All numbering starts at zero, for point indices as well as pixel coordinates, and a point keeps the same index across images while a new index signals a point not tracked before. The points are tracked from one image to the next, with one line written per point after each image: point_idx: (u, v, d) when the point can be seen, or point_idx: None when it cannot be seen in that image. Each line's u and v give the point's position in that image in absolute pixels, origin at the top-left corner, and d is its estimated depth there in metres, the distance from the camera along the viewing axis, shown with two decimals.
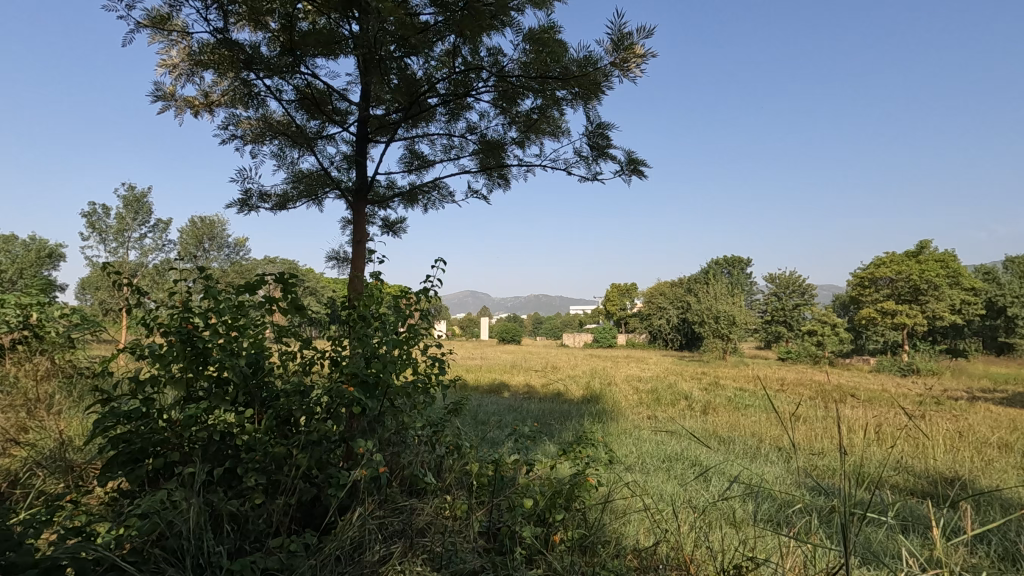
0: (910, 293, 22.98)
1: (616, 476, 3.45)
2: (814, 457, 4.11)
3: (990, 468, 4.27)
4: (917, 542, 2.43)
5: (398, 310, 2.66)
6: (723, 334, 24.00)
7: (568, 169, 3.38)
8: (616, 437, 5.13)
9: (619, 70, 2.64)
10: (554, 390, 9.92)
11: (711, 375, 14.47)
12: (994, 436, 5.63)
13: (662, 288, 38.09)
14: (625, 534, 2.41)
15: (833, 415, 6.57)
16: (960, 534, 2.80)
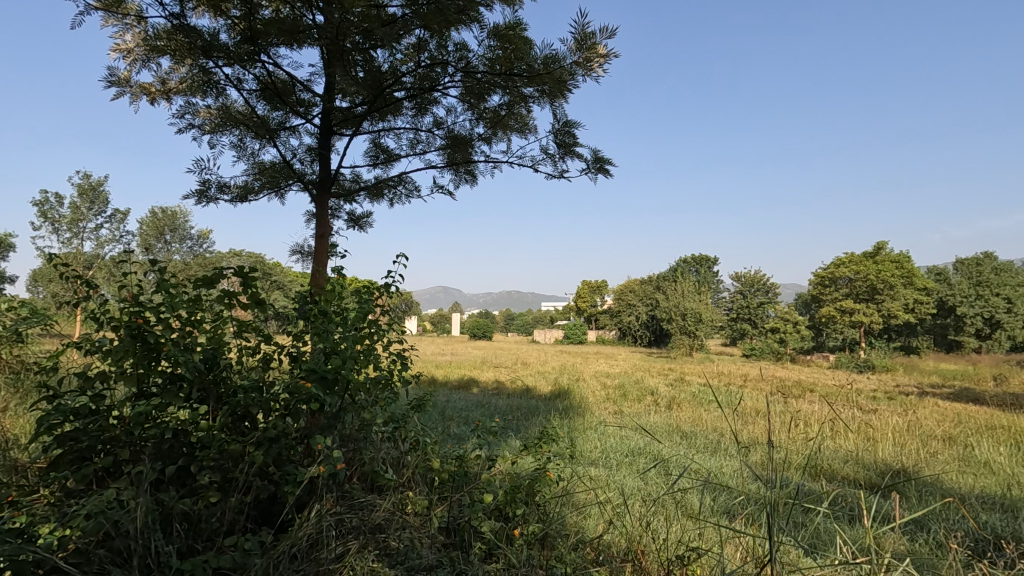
0: (867, 292, 23.84)
1: (579, 470, 3.50)
2: (768, 450, 4.26)
3: (933, 460, 4.48)
4: (858, 529, 2.55)
5: (359, 306, 2.63)
6: (690, 331, 24.50)
7: (534, 166, 3.40)
8: (581, 433, 5.21)
9: (583, 70, 2.67)
10: (523, 386, 9.98)
11: (677, 371, 14.74)
12: (939, 429, 5.90)
13: (632, 285, 38.63)
14: (583, 527, 2.46)
15: (791, 410, 6.79)
16: (887, 523, 2.95)
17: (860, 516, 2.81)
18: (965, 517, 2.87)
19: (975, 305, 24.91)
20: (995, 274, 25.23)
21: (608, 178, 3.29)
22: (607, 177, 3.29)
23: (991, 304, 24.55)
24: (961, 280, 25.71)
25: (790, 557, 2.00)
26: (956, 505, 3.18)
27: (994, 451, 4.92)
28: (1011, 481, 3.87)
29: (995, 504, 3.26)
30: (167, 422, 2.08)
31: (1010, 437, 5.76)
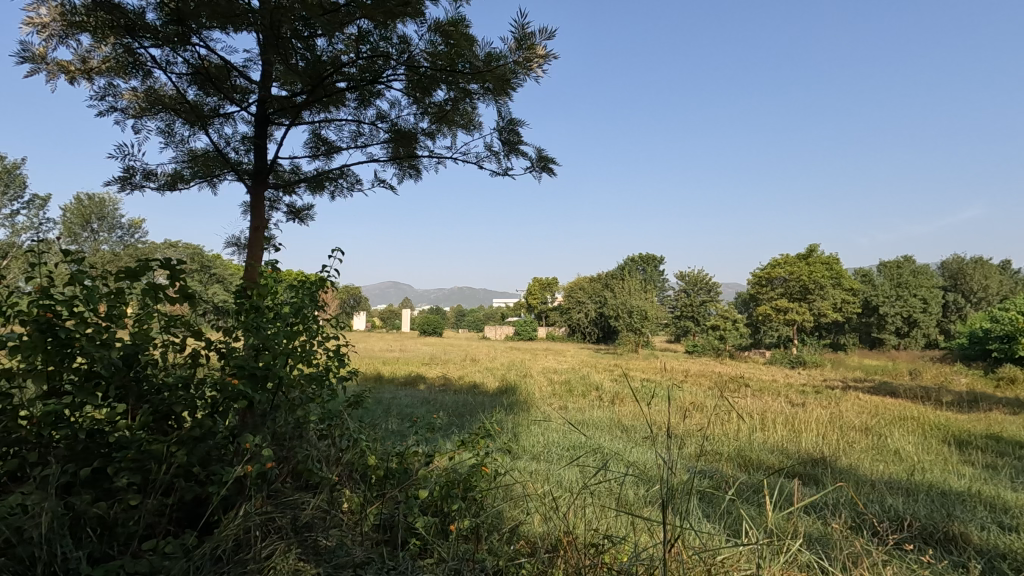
0: (800, 292, 25.17)
1: (519, 465, 3.54)
2: (701, 443, 4.44)
3: (849, 449, 4.80)
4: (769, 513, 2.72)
5: (295, 301, 2.56)
6: (635, 328, 25.14)
7: (478, 163, 3.41)
8: (524, 427, 5.27)
9: (523, 70, 2.71)
10: (470, 382, 9.96)
11: (623, 367, 15.07)
12: (858, 421, 6.33)
13: (581, 282, 39.27)
14: (520, 518, 2.49)
15: (725, 404, 7.10)
16: (790, 504, 3.17)
17: (763, 500, 3.04)
18: (864, 501, 3.10)
19: (895, 305, 26.74)
20: (913, 276, 27.14)
21: (552, 177, 3.35)
22: (550, 176, 3.35)
23: (910, 304, 26.41)
24: (884, 282, 27.55)
25: (703, 541, 2.11)
26: (865, 490, 3.43)
27: (904, 440, 5.31)
28: (916, 467, 4.20)
29: (899, 488, 3.53)
30: (81, 422, 1.96)
31: (918, 427, 6.23)
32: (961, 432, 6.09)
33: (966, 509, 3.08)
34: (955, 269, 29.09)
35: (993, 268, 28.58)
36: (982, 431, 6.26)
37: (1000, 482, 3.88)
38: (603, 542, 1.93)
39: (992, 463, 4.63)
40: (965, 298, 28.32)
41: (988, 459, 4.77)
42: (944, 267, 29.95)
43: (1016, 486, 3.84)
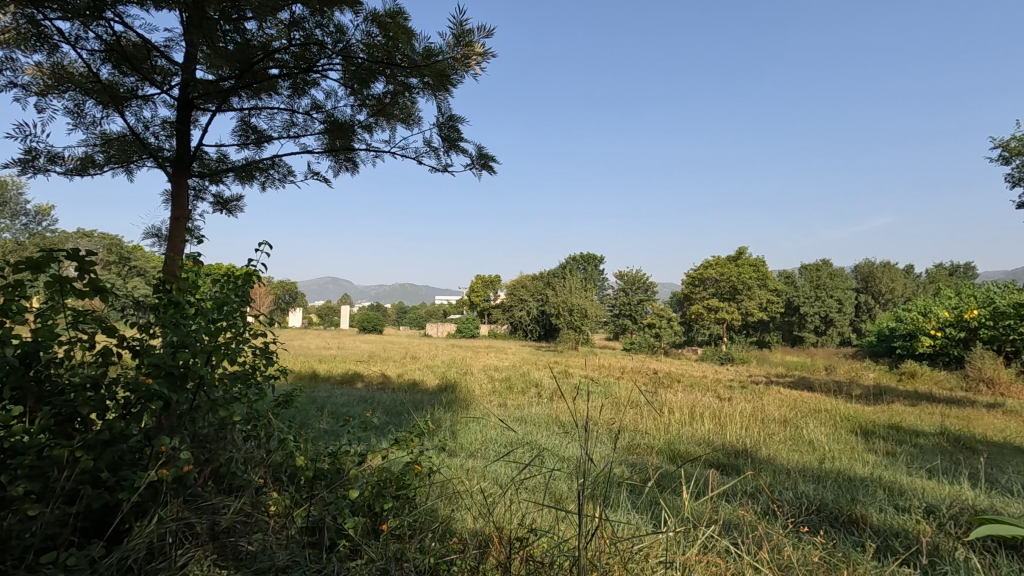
0: (729, 292, 26.49)
1: (455, 463, 3.54)
2: (633, 437, 4.60)
3: (769, 440, 5.11)
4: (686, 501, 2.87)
5: (219, 296, 2.44)
6: (575, 326, 25.63)
7: (417, 158, 3.37)
8: (463, 425, 5.26)
9: (461, 66, 2.70)
10: (409, 380, 9.83)
11: (562, 364, 15.32)
12: (778, 414, 6.74)
13: (524, 280, 39.58)
14: (454, 515, 2.49)
15: (657, 399, 7.37)
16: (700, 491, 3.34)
17: (681, 488, 3.19)
18: (763, 490, 3.28)
19: (814, 305, 28.63)
20: (830, 278, 29.14)
21: (492, 175, 3.36)
22: (490, 174, 3.36)
23: (827, 304, 28.34)
24: (804, 284, 29.43)
25: (628, 530, 2.20)
26: (781, 478, 3.66)
27: (817, 431, 5.70)
28: (826, 456, 4.53)
29: (811, 476, 3.79)
30: None
31: (830, 418, 6.71)
32: (867, 423, 6.60)
33: (868, 493, 3.35)
34: (867, 272, 31.49)
35: (898, 272, 31.11)
36: (885, 422, 6.82)
37: (898, 468, 4.24)
38: (528, 533, 1.96)
39: (893, 451, 5.05)
40: (874, 299, 30.70)
41: (889, 447, 5.21)
42: (857, 270, 32.34)
43: (912, 471, 4.21)
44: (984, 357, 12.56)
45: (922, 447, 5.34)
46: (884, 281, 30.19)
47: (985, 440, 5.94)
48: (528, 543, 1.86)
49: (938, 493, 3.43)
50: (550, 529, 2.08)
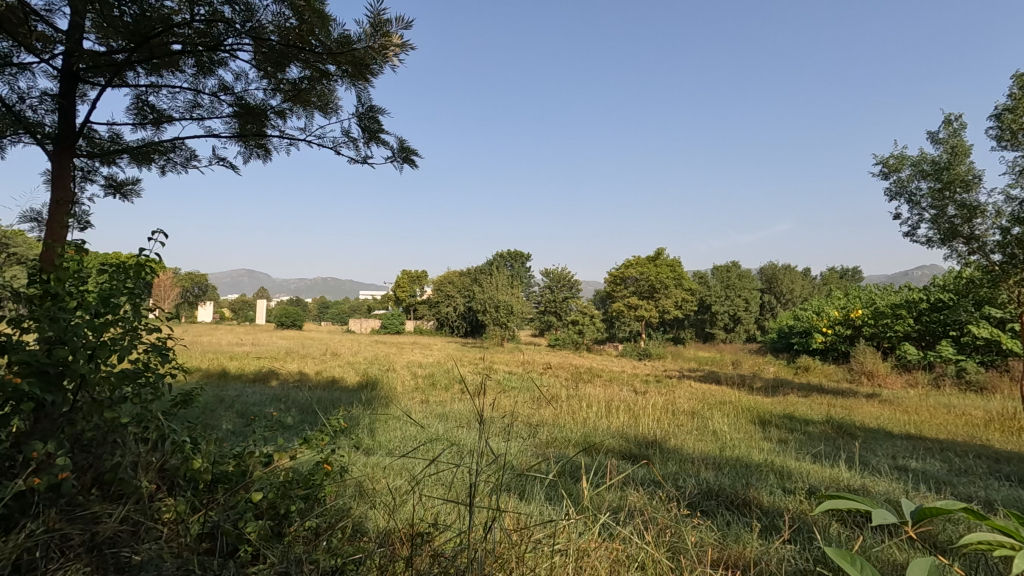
0: (648, 291, 27.72)
1: (371, 462, 3.47)
2: (552, 432, 4.70)
3: (677, 431, 5.41)
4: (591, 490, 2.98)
5: (107, 287, 2.23)
6: (501, 322, 25.78)
7: (335, 148, 3.26)
8: (382, 422, 5.16)
9: (379, 57, 2.64)
10: (328, 377, 9.50)
11: (487, 360, 15.39)
12: (687, 406, 7.14)
13: (451, 276, 39.32)
14: (367, 515, 2.43)
15: (577, 394, 7.60)
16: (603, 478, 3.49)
17: (586, 477, 3.32)
18: (660, 477, 3.47)
19: (724, 304, 30.54)
20: (738, 279, 31.18)
21: (414, 169, 3.32)
22: (412, 168, 3.31)
23: (735, 303, 30.32)
24: (715, 284, 31.31)
25: (534, 520, 2.24)
26: (686, 466, 3.89)
27: (721, 421, 6.10)
28: (727, 445, 4.86)
29: (713, 463, 4.05)
30: None
31: (733, 410, 7.20)
32: (765, 413, 7.15)
33: (760, 478, 3.63)
34: (770, 273, 33.96)
35: (797, 274, 33.83)
36: (780, 411, 7.42)
37: (789, 454, 4.63)
38: (434, 528, 1.96)
39: (785, 439, 5.51)
40: (776, 299, 33.20)
41: (782, 435, 5.67)
42: (761, 271, 34.79)
43: (800, 456, 4.61)
44: (865, 351, 13.95)
45: (810, 434, 5.86)
46: (785, 283, 32.71)
47: (863, 427, 6.61)
48: (435, 538, 1.86)
49: (820, 475, 3.78)
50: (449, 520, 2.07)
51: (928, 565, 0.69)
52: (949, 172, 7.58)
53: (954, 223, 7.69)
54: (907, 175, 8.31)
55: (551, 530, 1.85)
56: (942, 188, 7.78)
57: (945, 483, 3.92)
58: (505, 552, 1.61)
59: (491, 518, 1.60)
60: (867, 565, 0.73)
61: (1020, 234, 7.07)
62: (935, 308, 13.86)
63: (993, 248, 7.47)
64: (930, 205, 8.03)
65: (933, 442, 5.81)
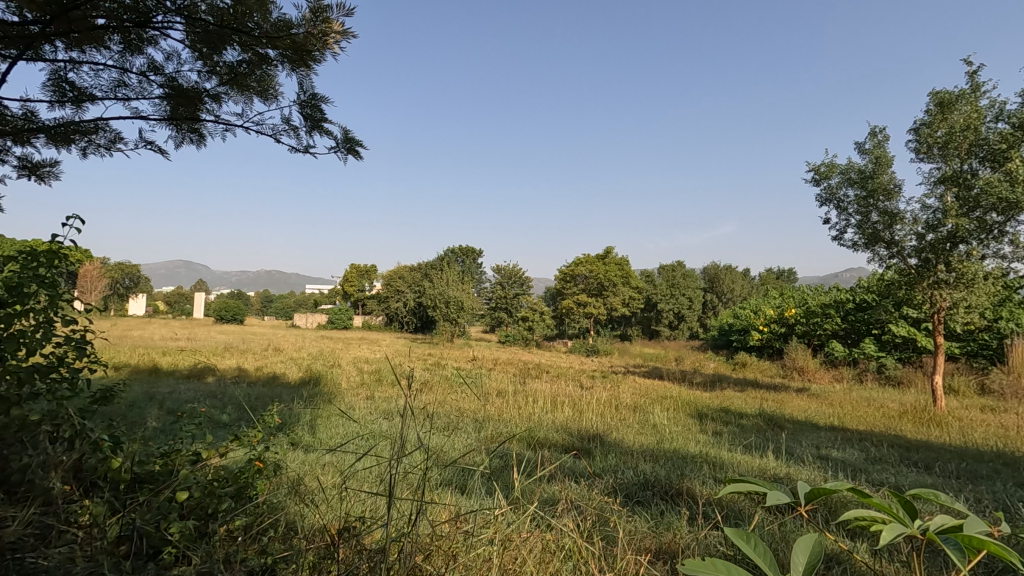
0: (596, 289, 28.27)
1: (310, 459, 3.39)
2: (497, 426, 4.74)
3: (619, 425, 5.56)
4: (528, 483, 3.02)
5: (15, 276, 2.07)
6: (451, 318, 25.63)
7: (275, 136, 3.14)
8: (324, 418, 5.06)
9: (319, 43, 2.57)
10: (268, 373, 9.18)
11: (436, 356, 15.31)
12: (630, 401, 7.35)
13: (401, 270, 38.76)
14: (302, 513, 2.37)
15: (524, 389, 7.67)
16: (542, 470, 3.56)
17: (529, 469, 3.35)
18: (600, 470, 3.55)
19: (669, 302, 31.49)
20: (683, 279, 32.19)
21: (358, 160, 3.25)
22: (357, 159, 3.25)
23: (680, 301, 31.31)
24: (662, 283, 32.25)
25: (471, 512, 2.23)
26: (624, 459, 4.02)
27: (661, 415, 6.31)
28: (665, 437, 5.04)
29: (651, 455, 4.20)
30: None
31: (673, 404, 7.47)
32: (703, 407, 7.45)
33: (694, 468, 3.80)
34: (713, 273, 35.30)
35: (738, 274, 35.27)
36: (717, 405, 7.75)
37: (722, 445, 4.85)
38: (361, 523, 1.92)
39: (719, 431, 5.76)
40: (718, 298, 34.52)
41: (717, 428, 5.93)
42: (704, 271, 36.11)
43: (733, 447, 4.84)
44: (797, 348, 14.73)
45: (743, 426, 6.16)
46: (726, 282, 34.02)
47: (792, 419, 6.99)
48: (360, 532, 1.82)
49: (750, 465, 3.98)
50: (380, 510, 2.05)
51: (813, 542, 0.74)
52: (873, 181, 8.14)
53: (877, 228, 8.24)
54: (836, 182, 8.82)
55: (484, 520, 1.87)
56: (867, 196, 8.32)
57: (860, 470, 4.22)
58: (435, 545, 1.62)
59: (414, 511, 1.60)
60: (760, 542, 0.79)
61: (933, 240, 7.66)
62: (860, 308, 14.80)
63: (910, 252, 8.06)
64: (856, 211, 8.56)
65: (853, 433, 6.22)
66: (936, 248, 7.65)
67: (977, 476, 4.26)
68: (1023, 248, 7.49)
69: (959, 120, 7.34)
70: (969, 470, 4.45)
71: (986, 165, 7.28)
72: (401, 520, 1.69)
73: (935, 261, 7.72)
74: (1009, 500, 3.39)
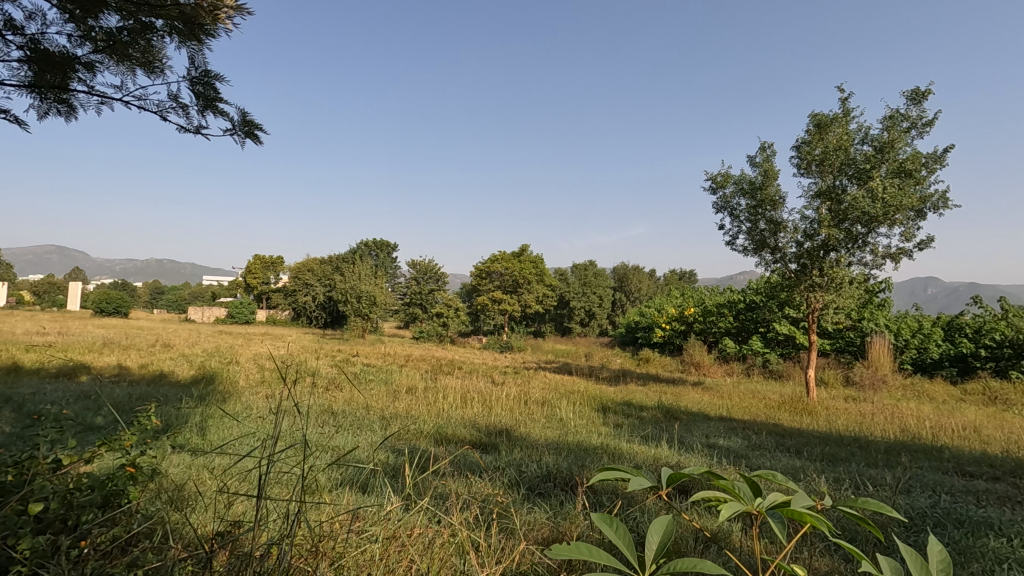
0: (511, 286, 28.61)
1: (196, 463, 3.15)
2: (404, 423, 4.68)
3: (527, 419, 5.68)
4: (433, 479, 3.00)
5: None
6: (363, 313, 24.84)
7: (160, 114, 2.88)
8: (216, 418, 4.73)
9: (208, 18, 2.41)
10: (154, 371, 8.43)
11: (346, 352, 14.79)
12: (539, 396, 7.52)
13: (310, 262, 36.97)
14: (185, 519, 2.19)
15: (434, 385, 7.61)
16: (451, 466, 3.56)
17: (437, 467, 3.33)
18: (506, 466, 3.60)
19: (581, 300, 32.46)
20: (594, 278, 33.34)
21: (259, 144, 3.05)
22: (257, 142, 3.05)
23: (591, 300, 32.37)
24: (574, 281, 33.16)
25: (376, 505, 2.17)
26: (529, 452, 4.12)
27: (567, 409, 6.52)
28: (570, 431, 5.22)
29: (555, 448, 4.34)
30: None
31: (580, 398, 7.72)
32: (607, 400, 7.79)
33: (594, 459, 3.98)
34: (622, 272, 36.81)
35: (644, 274, 37.01)
36: (620, 399, 8.14)
37: (622, 437, 5.11)
38: (245, 526, 1.78)
39: (620, 423, 6.06)
40: (626, 296, 36.05)
41: (619, 420, 6.23)
42: (614, 271, 37.59)
43: (632, 438, 5.11)
44: (695, 345, 15.77)
45: (642, 419, 6.51)
46: (634, 282, 35.65)
47: (686, 411, 7.50)
48: (241, 537, 1.69)
49: (645, 455, 4.22)
50: (262, 509, 1.94)
51: (667, 522, 0.82)
52: (762, 192, 8.89)
53: (764, 235, 9.02)
54: (730, 191, 9.52)
55: (373, 518, 1.84)
56: (756, 205, 9.08)
57: (741, 456, 4.62)
58: (319, 546, 1.57)
59: (296, 516, 1.53)
60: (621, 525, 0.85)
61: (810, 247, 8.51)
62: (749, 308, 16.09)
63: (790, 258, 8.90)
64: (746, 219, 9.31)
65: (738, 422, 6.78)
66: (812, 255, 8.52)
67: (837, 459, 4.81)
68: (880, 257, 8.50)
69: (833, 141, 8.19)
70: (831, 453, 5.00)
71: (853, 182, 8.19)
72: (282, 516, 1.62)
73: (811, 267, 8.59)
74: (858, 478, 3.86)
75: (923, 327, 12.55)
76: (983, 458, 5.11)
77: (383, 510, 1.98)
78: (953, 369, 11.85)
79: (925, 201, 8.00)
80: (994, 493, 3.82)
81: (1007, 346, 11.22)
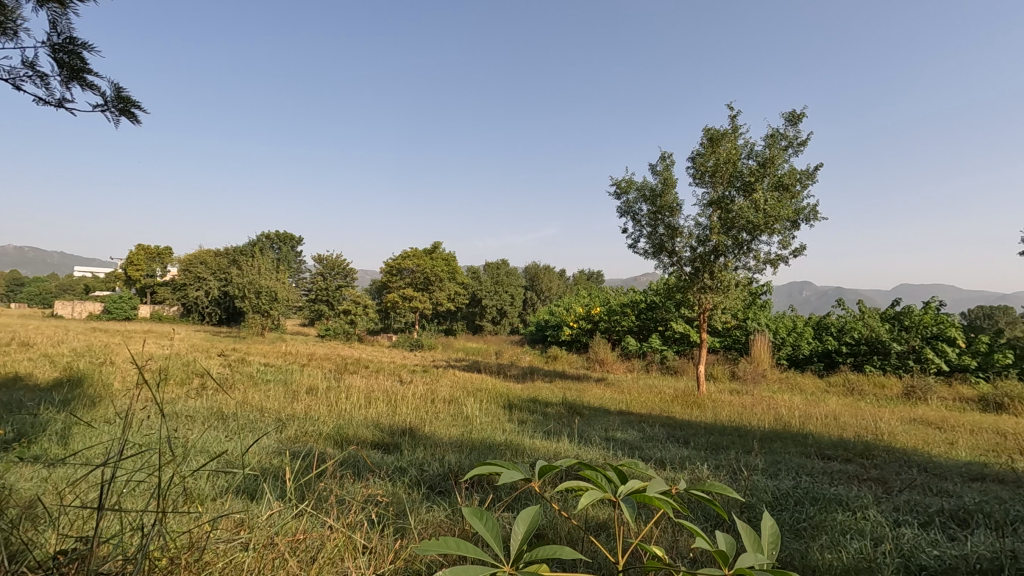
0: (422, 283, 28.21)
1: (51, 476, 2.80)
2: (303, 425, 4.48)
3: (433, 418, 5.64)
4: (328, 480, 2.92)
5: None
6: (263, 310, 23.30)
7: (14, 83, 2.51)
8: (83, 427, 4.24)
9: None
10: (7, 375, 7.36)
11: (242, 352, 13.78)
12: (447, 394, 7.48)
13: (202, 253, 34.09)
14: (34, 538, 1.95)
15: (337, 385, 7.33)
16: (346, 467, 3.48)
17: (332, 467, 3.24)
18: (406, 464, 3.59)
19: (493, 298, 32.61)
20: (507, 277, 33.67)
21: (136, 124, 2.77)
22: (134, 122, 2.76)
23: (502, 298, 32.66)
24: (487, 279, 33.31)
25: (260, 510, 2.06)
26: (431, 450, 4.11)
27: (474, 407, 6.54)
28: (475, 428, 5.25)
29: (458, 446, 4.35)
30: None
31: (488, 396, 7.76)
32: (514, 398, 7.88)
33: (495, 456, 4.05)
34: (534, 272, 37.47)
35: (555, 274, 37.93)
36: (526, 396, 8.27)
37: (525, 433, 5.21)
38: (106, 539, 1.61)
39: (525, 420, 6.18)
40: (537, 295, 36.75)
41: (524, 417, 6.36)
42: (526, 270, 38.20)
43: (535, 434, 5.25)
44: (600, 342, 16.41)
45: (547, 415, 6.68)
46: (545, 282, 36.45)
47: (588, 406, 7.79)
48: (96, 551, 1.53)
49: (547, 450, 4.35)
50: (123, 522, 1.77)
51: (534, 514, 0.87)
52: (661, 199, 9.43)
53: (663, 239, 9.59)
54: (633, 197, 10.01)
55: (251, 526, 1.76)
56: (656, 211, 9.61)
57: (635, 448, 4.90)
58: (181, 555, 1.48)
59: (166, 529, 1.46)
60: (491, 518, 0.89)
61: (703, 252, 9.18)
62: (649, 308, 17.02)
63: (685, 262, 9.54)
64: (647, 223, 9.83)
65: (635, 416, 7.16)
66: (703, 260, 9.19)
67: (718, 447, 5.22)
68: (762, 262, 9.33)
69: (723, 154, 8.86)
70: (714, 442, 5.43)
71: (740, 193, 8.93)
72: (140, 527, 1.50)
73: (703, 270, 9.25)
74: (734, 464, 4.23)
75: (797, 327, 13.94)
76: (839, 442, 5.77)
77: (267, 515, 1.90)
78: (820, 363, 13.27)
79: (799, 213, 8.88)
80: (844, 472, 4.34)
81: (863, 343, 12.71)
